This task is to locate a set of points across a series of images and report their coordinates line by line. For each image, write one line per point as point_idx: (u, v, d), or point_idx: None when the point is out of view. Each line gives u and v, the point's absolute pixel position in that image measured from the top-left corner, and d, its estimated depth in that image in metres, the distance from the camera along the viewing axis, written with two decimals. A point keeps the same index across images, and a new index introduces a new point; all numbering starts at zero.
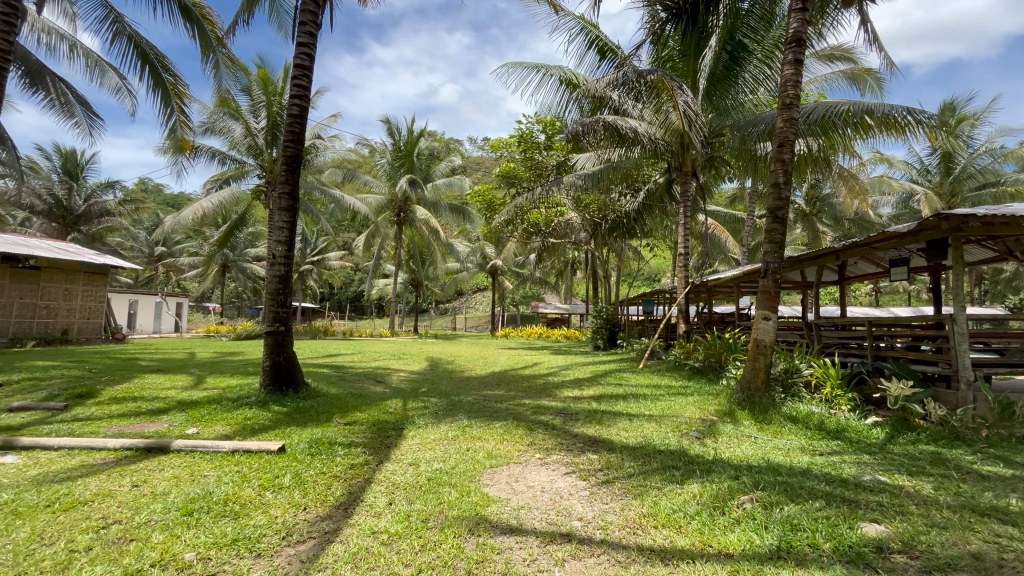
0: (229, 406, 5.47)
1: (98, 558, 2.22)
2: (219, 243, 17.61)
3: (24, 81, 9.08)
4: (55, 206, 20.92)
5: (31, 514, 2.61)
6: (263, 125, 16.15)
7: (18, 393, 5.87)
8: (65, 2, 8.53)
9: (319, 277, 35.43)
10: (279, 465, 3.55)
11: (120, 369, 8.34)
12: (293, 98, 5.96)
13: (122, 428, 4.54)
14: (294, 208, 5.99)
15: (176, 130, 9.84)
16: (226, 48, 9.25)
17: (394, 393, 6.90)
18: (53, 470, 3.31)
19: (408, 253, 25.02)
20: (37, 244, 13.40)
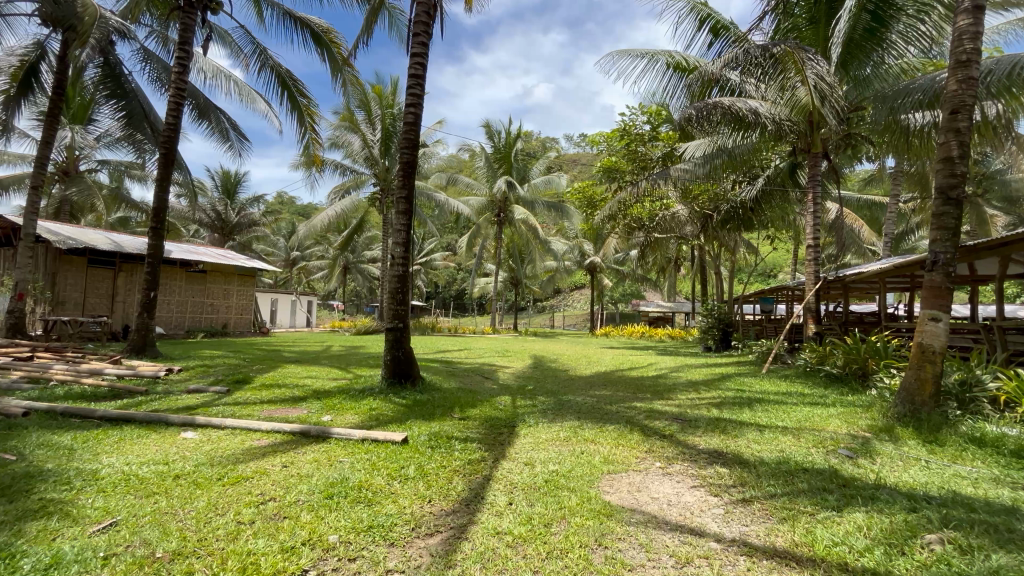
0: (356, 396, 5.94)
1: (260, 531, 2.46)
2: (341, 247, 19.40)
3: (193, 114, 10.72)
4: (216, 219, 24.62)
5: (207, 486, 3.00)
6: (378, 137, 17.48)
7: (194, 377, 6.94)
8: (224, 43, 9.92)
9: (425, 276, 37.70)
10: (404, 455, 3.73)
11: (266, 359, 9.50)
12: (408, 107, 6.29)
13: (271, 412, 5.13)
14: (410, 211, 6.34)
15: (309, 147, 11.00)
16: (350, 67, 10.08)
17: (502, 389, 7.01)
18: (221, 447, 3.81)
19: (508, 252, 25.51)
20: (204, 252, 15.88)
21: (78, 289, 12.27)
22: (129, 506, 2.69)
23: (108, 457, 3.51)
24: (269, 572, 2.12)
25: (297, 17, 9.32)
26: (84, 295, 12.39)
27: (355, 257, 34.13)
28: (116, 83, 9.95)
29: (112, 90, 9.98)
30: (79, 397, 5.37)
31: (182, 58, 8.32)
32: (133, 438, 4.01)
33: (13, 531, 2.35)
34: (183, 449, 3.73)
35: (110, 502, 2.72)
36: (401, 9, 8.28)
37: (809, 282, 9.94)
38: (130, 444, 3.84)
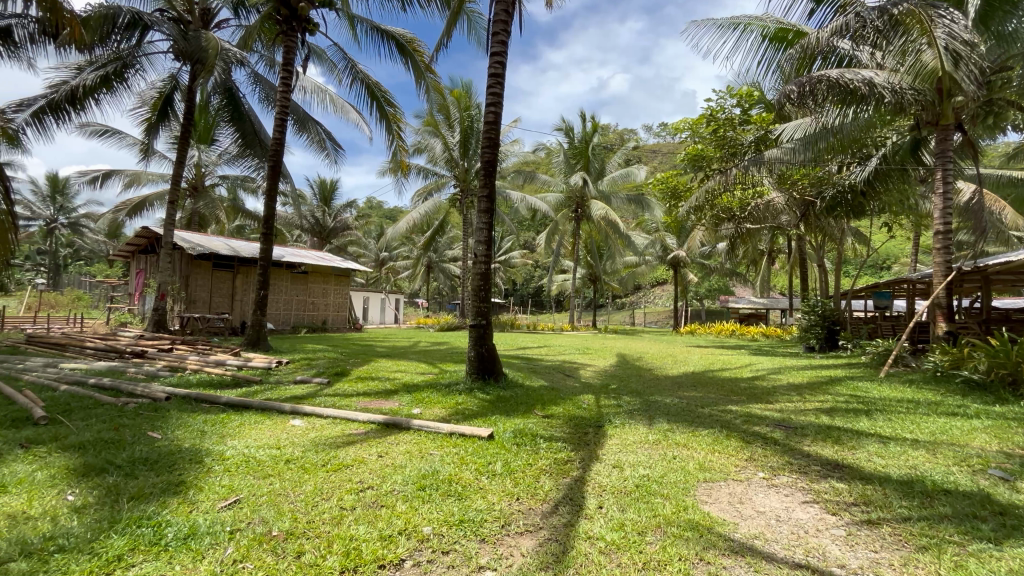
0: (443, 391, 6.12)
1: (361, 517, 2.61)
2: (425, 247, 20.23)
3: (296, 129, 11.72)
4: (316, 224, 26.80)
5: (314, 472, 3.23)
6: (457, 140, 17.98)
7: (300, 369, 7.59)
8: (321, 61, 10.72)
9: (504, 274, 38.31)
10: (491, 451, 3.76)
11: (361, 353, 10.16)
12: (489, 106, 6.36)
13: (366, 404, 5.44)
14: (492, 210, 6.40)
15: (396, 154, 11.57)
16: (432, 73, 10.41)
17: (585, 388, 6.86)
18: (323, 435, 4.09)
19: (586, 248, 25.10)
20: (305, 254, 17.33)
21: (205, 290, 13.97)
22: (249, 485, 2.96)
23: (231, 439, 3.91)
24: (370, 558, 2.22)
25: (384, 30, 9.80)
26: (210, 295, 14.09)
27: (437, 257, 35.52)
28: (233, 104, 11.13)
29: (230, 112, 11.20)
30: (208, 385, 6.07)
31: (285, 79, 9.10)
32: (251, 423, 4.45)
33: (159, 502, 2.68)
34: (292, 435, 4.06)
35: (234, 481, 3.02)
36: (480, 11, 8.39)
37: (936, 274, 8.59)
38: (248, 429, 4.25)
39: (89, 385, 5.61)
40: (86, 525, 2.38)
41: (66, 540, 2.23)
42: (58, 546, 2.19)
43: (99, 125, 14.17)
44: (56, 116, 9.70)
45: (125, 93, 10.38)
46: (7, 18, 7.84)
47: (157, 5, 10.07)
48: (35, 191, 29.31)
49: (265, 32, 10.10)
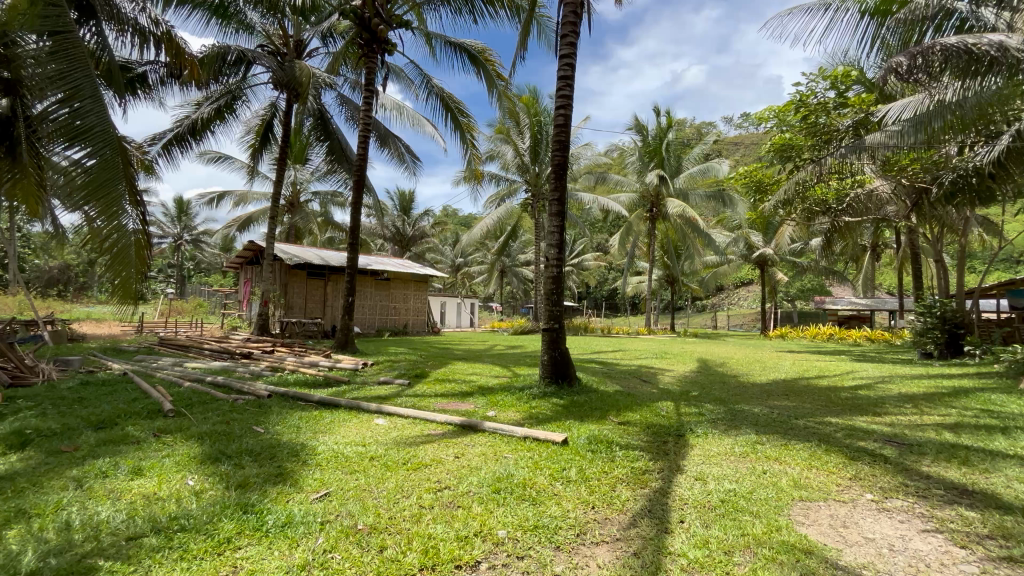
0: (517, 394, 6.15)
1: (438, 517, 2.68)
2: (498, 252, 20.58)
3: (378, 144, 12.46)
4: (396, 233, 28.29)
5: (395, 469, 3.38)
6: (527, 145, 18.12)
7: (383, 370, 8.02)
8: (399, 79, 11.32)
9: (577, 277, 37.91)
10: (565, 457, 3.71)
11: (438, 356, 10.53)
12: (559, 109, 6.33)
13: (444, 405, 5.62)
14: (563, 213, 6.36)
15: (470, 162, 11.90)
16: (503, 81, 10.59)
17: (663, 394, 6.58)
18: (404, 434, 4.27)
19: (663, 249, 24.15)
20: (387, 262, 18.33)
21: (301, 296, 15.24)
22: (337, 480, 3.16)
23: (323, 435, 4.21)
24: (447, 557, 2.27)
25: (457, 44, 10.13)
26: (305, 301, 15.34)
27: (510, 262, 35.96)
28: (323, 126, 12.08)
29: (321, 133, 12.16)
30: (304, 384, 6.60)
31: (368, 98, 9.71)
32: (340, 420, 4.77)
33: (262, 491, 2.94)
34: (376, 434, 4.29)
35: (325, 475, 3.25)
36: (549, 15, 8.41)
37: None
38: (337, 426, 4.55)
39: (207, 382, 6.33)
40: (202, 508, 2.67)
41: (187, 521, 2.52)
42: (181, 526, 2.48)
43: (213, 151, 16.03)
44: (181, 146, 11.13)
45: (234, 122, 11.65)
46: (143, 65, 9.13)
47: (259, 42, 11.20)
48: (165, 213, 33.78)
49: (350, 56, 10.85)
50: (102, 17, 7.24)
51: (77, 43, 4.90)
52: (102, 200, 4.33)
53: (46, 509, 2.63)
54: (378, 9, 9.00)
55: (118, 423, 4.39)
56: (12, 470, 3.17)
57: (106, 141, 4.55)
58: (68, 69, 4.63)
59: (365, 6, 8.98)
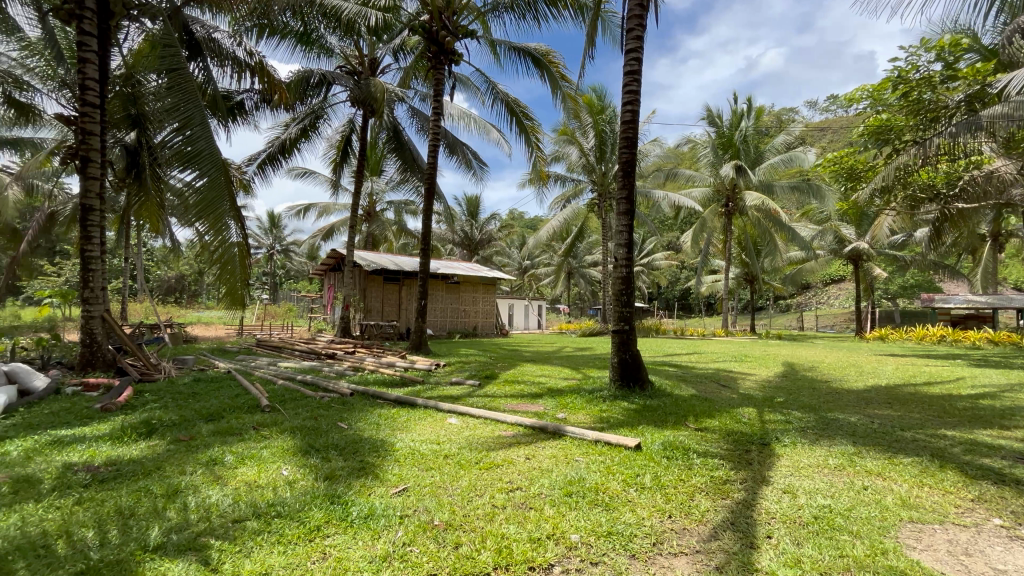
0: (587, 397, 6.07)
1: (511, 517, 2.71)
2: (565, 253, 20.47)
3: (447, 153, 12.87)
4: (465, 238, 29.05)
5: (468, 468, 3.47)
6: (593, 145, 17.87)
7: (455, 371, 8.26)
8: (466, 88, 11.62)
9: (647, 277, 36.72)
10: (639, 462, 3.61)
11: (507, 357, 10.66)
12: (626, 105, 6.18)
13: (514, 406, 5.68)
14: (632, 211, 6.19)
15: (535, 165, 11.94)
16: (568, 81, 10.53)
17: (744, 399, 6.20)
18: (476, 434, 4.37)
19: (740, 245, 22.76)
20: (457, 266, 18.86)
21: (378, 300, 16.10)
22: (414, 476, 3.30)
23: (401, 433, 4.42)
24: (521, 558, 2.29)
25: (521, 49, 10.22)
26: (382, 305, 16.18)
27: (577, 263, 35.61)
28: (397, 138, 12.69)
29: (394, 145, 12.78)
30: (383, 384, 6.96)
31: (437, 108, 10.06)
32: (415, 419, 4.97)
33: (346, 483, 3.14)
34: (449, 432, 4.43)
35: (403, 471, 3.40)
36: (614, 10, 8.25)
37: None
38: (413, 424, 4.75)
39: (297, 380, 6.87)
40: (295, 497, 2.90)
41: (283, 507, 2.75)
42: (277, 512, 2.70)
43: (300, 168, 17.39)
44: (273, 165, 12.19)
45: (318, 139, 12.56)
46: (241, 93, 10.12)
47: (338, 63, 12.00)
48: (260, 226, 37.16)
49: (419, 69, 11.32)
50: (207, 54, 8.11)
51: (189, 77, 5.53)
52: (209, 216, 4.87)
53: (171, 490, 3.00)
54: (444, 21, 9.30)
55: (224, 416, 4.89)
56: (142, 455, 3.63)
57: (213, 163, 5.10)
58: (182, 101, 5.25)
59: (432, 20, 9.32)
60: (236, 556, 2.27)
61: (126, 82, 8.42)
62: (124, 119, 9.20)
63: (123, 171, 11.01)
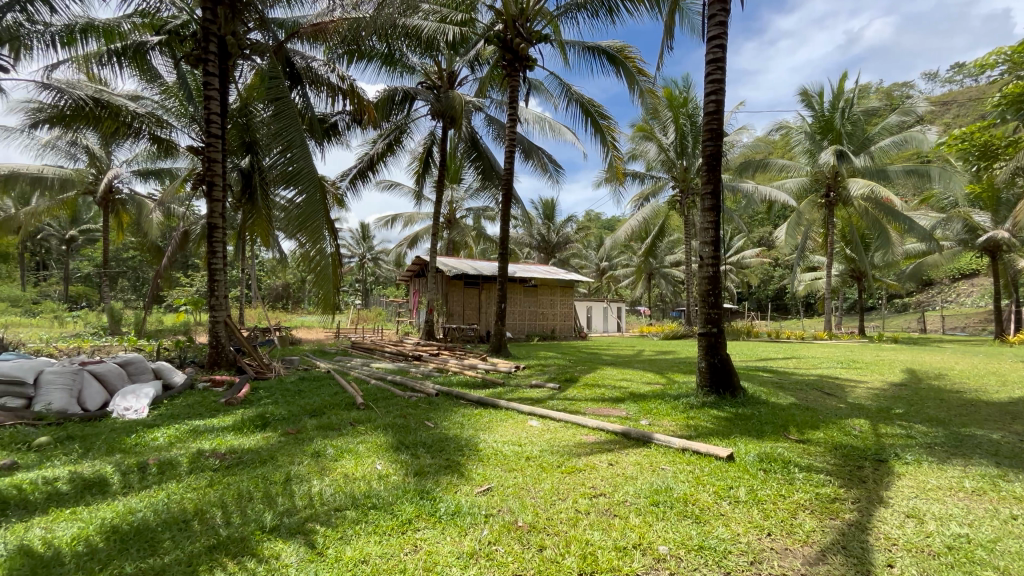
0: (672, 403, 5.82)
1: (595, 523, 2.67)
2: (646, 253, 19.82)
3: (523, 158, 13.03)
4: (541, 241, 29.18)
5: (550, 471, 3.48)
6: (673, 140, 17.14)
7: (535, 373, 8.31)
8: (540, 93, 11.71)
9: (736, 277, 34.45)
10: (732, 474, 3.38)
11: (587, 360, 10.54)
12: (709, 96, 5.86)
13: (595, 410, 5.60)
14: (718, 207, 5.85)
15: (612, 164, 11.68)
16: (644, 76, 10.21)
17: (854, 410, 5.60)
18: (557, 438, 4.37)
19: (845, 238, 20.61)
20: (535, 269, 18.98)
21: (460, 304, 16.67)
22: (498, 477, 3.36)
23: (484, 433, 4.54)
24: (606, 566, 2.25)
25: (595, 48, 10.10)
26: (463, 309, 16.72)
27: (658, 263, 34.30)
28: (475, 147, 13.08)
29: (472, 153, 13.17)
30: (466, 385, 7.19)
31: (512, 115, 10.22)
32: (497, 420, 5.07)
33: (434, 480, 3.28)
34: (530, 434, 4.48)
35: (488, 471, 3.48)
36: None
37: None
38: (495, 425, 4.85)
39: (388, 380, 7.32)
40: (388, 490, 3.08)
41: (378, 499, 2.93)
42: (373, 503, 2.89)
43: (387, 180, 18.53)
44: (362, 179, 13.12)
45: (402, 153, 13.31)
46: (334, 115, 11.01)
47: (419, 80, 12.63)
48: (352, 236, 40.14)
49: (494, 78, 11.58)
50: (306, 82, 8.91)
51: (291, 104, 6.12)
52: (308, 228, 5.34)
53: (285, 476, 3.34)
54: (518, 28, 9.44)
55: (325, 412, 5.34)
56: (259, 445, 4.07)
57: (311, 180, 5.58)
58: (286, 126, 5.82)
59: (506, 29, 9.51)
60: (338, 542, 2.46)
61: (241, 114, 9.52)
62: (239, 146, 10.39)
63: (239, 193, 12.43)
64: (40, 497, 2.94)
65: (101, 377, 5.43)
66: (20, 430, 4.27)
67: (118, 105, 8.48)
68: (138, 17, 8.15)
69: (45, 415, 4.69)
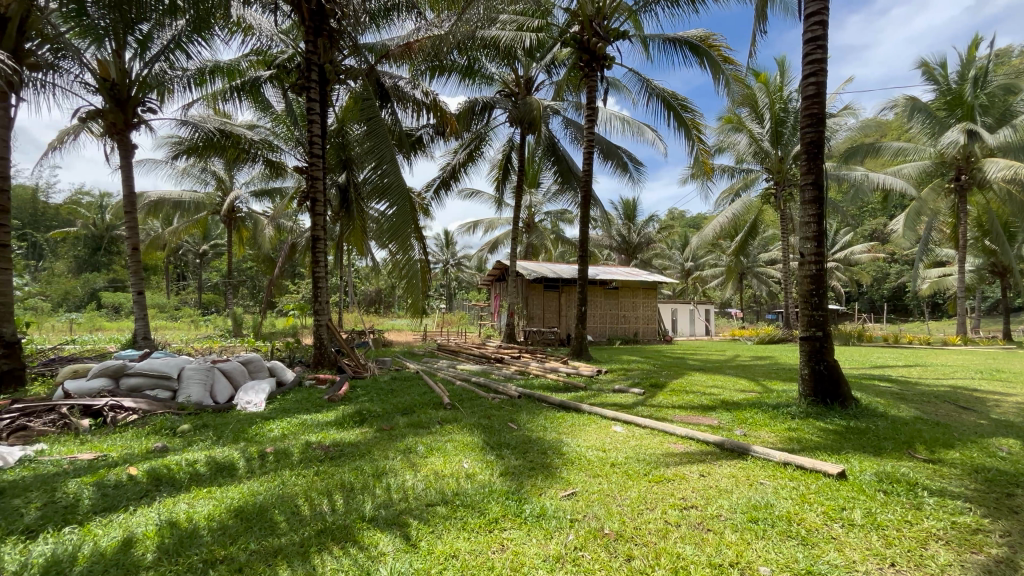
0: (771, 413, 5.39)
1: (686, 536, 2.55)
2: (737, 252, 18.57)
3: (601, 158, 12.83)
4: (622, 242, 28.46)
5: (637, 479, 3.38)
6: (767, 128, 15.90)
7: (618, 378, 8.12)
8: (619, 91, 11.46)
9: (843, 276, 31.14)
10: (845, 494, 3.05)
11: (673, 365, 10.08)
12: (808, 78, 5.38)
13: (684, 418, 5.35)
14: (821, 198, 5.34)
15: (697, 159, 11.09)
16: (732, 63, 9.59)
17: (998, 428, 4.81)
18: (643, 445, 4.25)
19: (982, 229, 17.81)
20: (615, 272, 18.56)
21: (540, 307, 16.76)
22: (583, 481, 3.33)
23: (568, 436, 4.52)
24: None
25: (676, 39, 9.70)
26: (543, 312, 16.79)
27: (750, 262, 31.94)
28: (553, 151, 13.10)
29: (550, 158, 13.22)
30: (547, 388, 7.21)
31: (590, 116, 10.10)
32: (579, 424, 5.02)
33: (517, 481, 3.32)
34: (614, 440, 4.39)
35: (572, 475, 3.45)
36: None
37: None
38: (578, 429, 4.80)
39: (472, 382, 7.55)
40: (475, 489, 3.18)
41: (465, 497, 3.04)
42: (461, 501, 3.00)
43: (469, 188, 19.14)
44: (445, 188, 13.68)
45: (482, 161, 13.69)
46: (419, 129, 11.62)
47: (497, 88, 12.94)
48: (436, 243, 42.00)
49: (571, 80, 11.54)
50: (394, 100, 9.49)
51: (381, 122, 6.56)
52: (398, 238, 5.69)
53: (381, 470, 3.58)
54: (596, 28, 9.31)
55: (415, 410, 5.62)
56: (358, 439, 4.39)
57: (401, 194, 5.93)
58: (377, 143, 6.25)
59: (583, 30, 9.42)
60: (430, 536, 2.58)
61: (338, 134, 10.37)
62: (337, 164, 11.33)
63: (337, 207, 13.53)
64: (185, 476, 3.42)
65: (228, 374, 6.20)
66: (167, 419, 4.97)
67: (239, 133, 9.65)
68: (254, 55, 9.22)
69: (187, 405, 5.42)
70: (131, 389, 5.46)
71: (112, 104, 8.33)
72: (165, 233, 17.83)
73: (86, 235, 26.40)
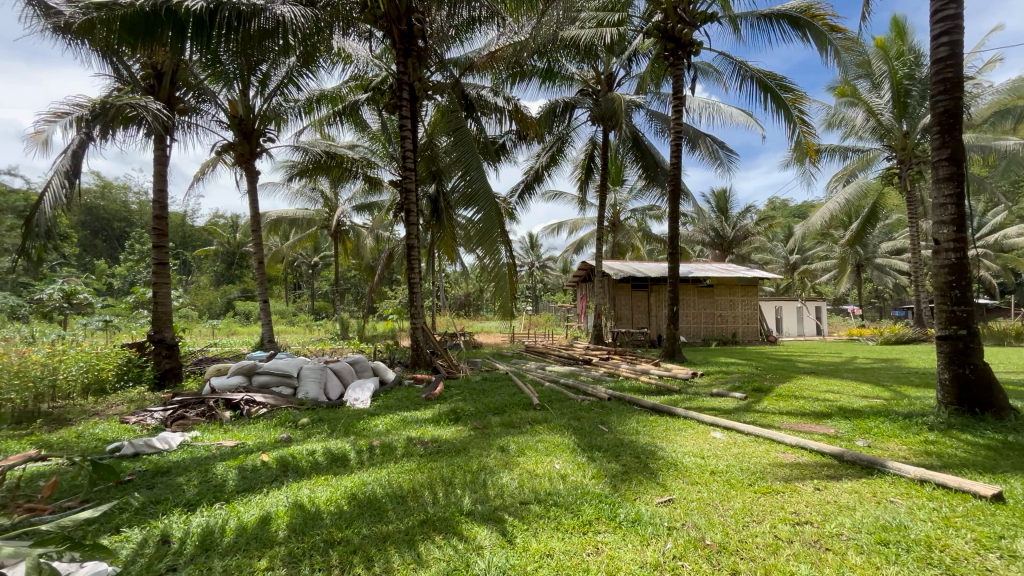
0: (902, 422, 4.74)
1: (800, 554, 2.35)
2: (852, 241, 16.64)
3: (689, 149, 12.21)
4: (716, 237, 26.74)
5: (740, 489, 3.17)
6: (888, 99, 14.04)
7: (716, 381, 7.66)
8: (709, 76, 10.82)
9: (993, 263, 26.41)
10: (1004, 520, 2.60)
11: (779, 368, 9.27)
12: (939, 38, 4.67)
13: (794, 425, 4.91)
14: (961, 174, 4.60)
15: (800, 142, 10.10)
16: (840, 33, 8.61)
17: None
18: (747, 453, 3.97)
19: None
20: (710, 268, 17.50)
21: (628, 307, 16.29)
22: (681, 488, 3.19)
23: (662, 441, 4.36)
24: None
25: (773, 14, 8.95)
26: (632, 312, 16.31)
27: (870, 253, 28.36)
28: (637, 146, 12.69)
29: (635, 153, 12.84)
30: (639, 391, 7.01)
31: (677, 107, 9.66)
32: (675, 428, 4.82)
33: (610, 485, 3.27)
34: (714, 447, 4.14)
35: (668, 481, 3.32)
36: None
37: None
38: (673, 434, 4.61)
39: (562, 383, 7.54)
40: (568, 490, 3.18)
41: (558, 498, 3.06)
42: (554, 501, 3.02)
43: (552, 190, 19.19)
44: (528, 192, 13.86)
45: (564, 162, 13.66)
46: (502, 136, 11.92)
47: (578, 88, 12.84)
48: (522, 246, 42.66)
49: (655, 71, 11.11)
50: (478, 109, 9.83)
51: (466, 131, 6.82)
52: (485, 242, 5.88)
53: (475, 467, 3.71)
54: (681, 13, 8.88)
55: (506, 410, 5.76)
56: (454, 436, 4.60)
57: (487, 200, 6.12)
58: (463, 152, 6.51)
59: (667, 18, 9.04)
60: (525, 533, 2.64)
61: (427, 147, 10.96)
62: (427, 175, 11.98)
63: (429, 216, 14.30)
64: (307, 464, 3.82)
65: (338, 373, 6.82)
66: (290, 412, 5.60)
67: (341, 154, 10.61)
68: (352, 81, 10.06)
69: (305, 401, 6.05)
70: (261, 385, 6.21)
71: (240, 137, 9.60)
72: (284, 247, 20.10)
73: (223, 252, 30.56)
